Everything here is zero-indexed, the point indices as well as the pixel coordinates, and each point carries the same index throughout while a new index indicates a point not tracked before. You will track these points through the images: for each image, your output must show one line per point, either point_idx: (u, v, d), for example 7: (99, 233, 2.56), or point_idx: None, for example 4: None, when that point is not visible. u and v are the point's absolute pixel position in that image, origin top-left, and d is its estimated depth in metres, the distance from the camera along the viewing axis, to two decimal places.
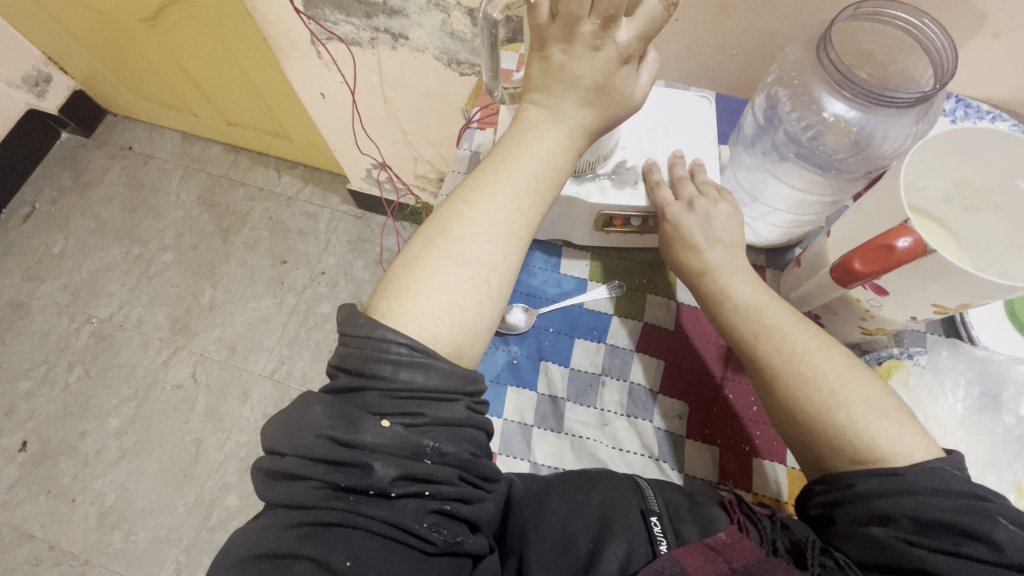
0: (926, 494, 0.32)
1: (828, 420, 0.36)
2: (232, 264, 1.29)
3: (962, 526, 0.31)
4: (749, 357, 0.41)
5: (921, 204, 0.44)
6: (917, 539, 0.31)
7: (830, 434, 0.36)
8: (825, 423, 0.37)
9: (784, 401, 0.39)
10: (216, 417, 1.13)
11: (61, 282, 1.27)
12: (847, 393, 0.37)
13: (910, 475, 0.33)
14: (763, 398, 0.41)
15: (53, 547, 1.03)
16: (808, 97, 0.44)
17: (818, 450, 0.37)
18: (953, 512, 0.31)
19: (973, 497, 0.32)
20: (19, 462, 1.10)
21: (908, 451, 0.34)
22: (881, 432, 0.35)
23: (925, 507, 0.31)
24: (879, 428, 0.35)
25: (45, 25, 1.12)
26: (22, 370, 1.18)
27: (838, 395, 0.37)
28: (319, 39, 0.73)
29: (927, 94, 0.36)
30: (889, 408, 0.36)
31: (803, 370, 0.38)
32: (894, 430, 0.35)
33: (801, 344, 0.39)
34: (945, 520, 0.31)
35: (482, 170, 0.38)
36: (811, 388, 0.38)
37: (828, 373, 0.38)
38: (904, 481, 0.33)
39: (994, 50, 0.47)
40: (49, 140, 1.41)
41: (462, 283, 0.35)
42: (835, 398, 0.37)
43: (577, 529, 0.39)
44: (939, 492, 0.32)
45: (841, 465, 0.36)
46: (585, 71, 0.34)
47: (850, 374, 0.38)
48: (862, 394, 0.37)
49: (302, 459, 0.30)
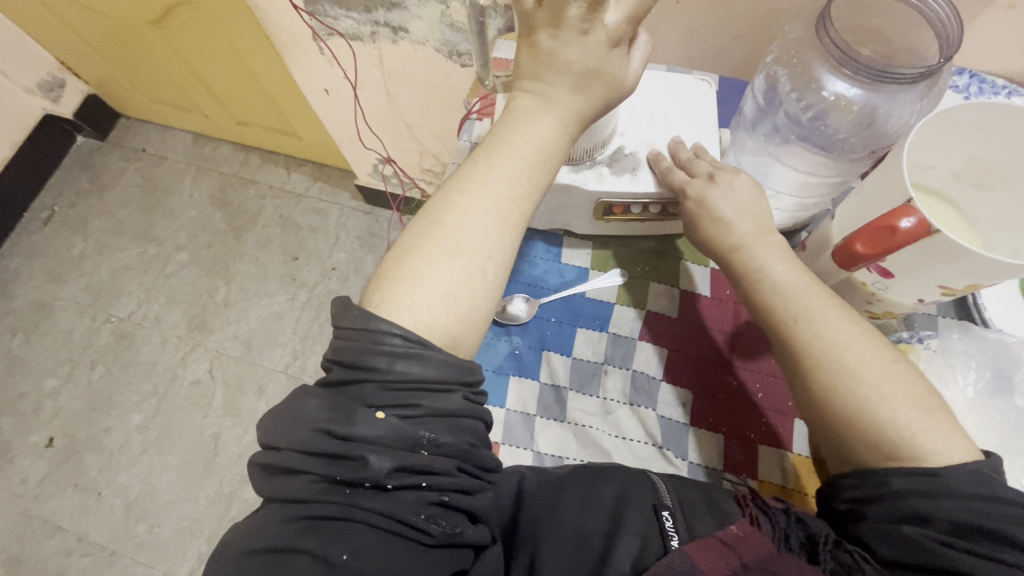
0: (967, 497, 0.32)
1: (869, 415, 0.35)
2: (246, 262, 1.31)
3: (1001, 532, 0.30)
4: (782, 339, 0.40)
5: (931, 183, 0.43)
6: (952, 541, 0.31)
7: (869, 429, 0.35)
8: (863, 418, 0.35)
9: (820, 387, 0.37)
10: (233, 412, 1.16)
11: (81, 283, 1.31)
12: (889, 389, 0.36)
13: (952, 477, 0.32)
14: None
15: (82, 539, 1.07)
16: (808, 77, 0.43)
17: (852, 445, 0.36)
18: (992, 517, 0.31)
19: (1012, 504, 0.31)
20: (47, 457, 1.14)
21: (949, 452, 0.34)
22: (922, 430, 0.34)
23: (965, 511, 0.31)
24: (922, 426, 0.34)
25: (56, 29, 1.14)
26: (48, 369, 1.22)
27: (880, 390, 0.36)
28: (320, 36, 0.74)
29: (931, 69, 0.35)
30: (932, 407, 0.35)
31: (845, 359, 0.37)
32: (935, 430, 0.34)
33: (840, 328, 0.38)
34: (983, 525, 0.31)
35: (475, 159, 0.38)
36: (852, 379, 0.36)
37: (873, 366, 0.37)
38: (944, 483, 0.32)
39: (1008, 21, 0.45)
40: (66, 144, 1.44)
41: (455, 272, 0.35)
42: (876, 393, 0.36)
43: (592, 526, 0.39)
44: (980, 496, 0.31)
45: (875, 461, 0.35)
46: (575, 56, 0.34)
47: (893, 368, 0.37)
48: (905, 391, 0.36)
49: (298, 453, 0.30)
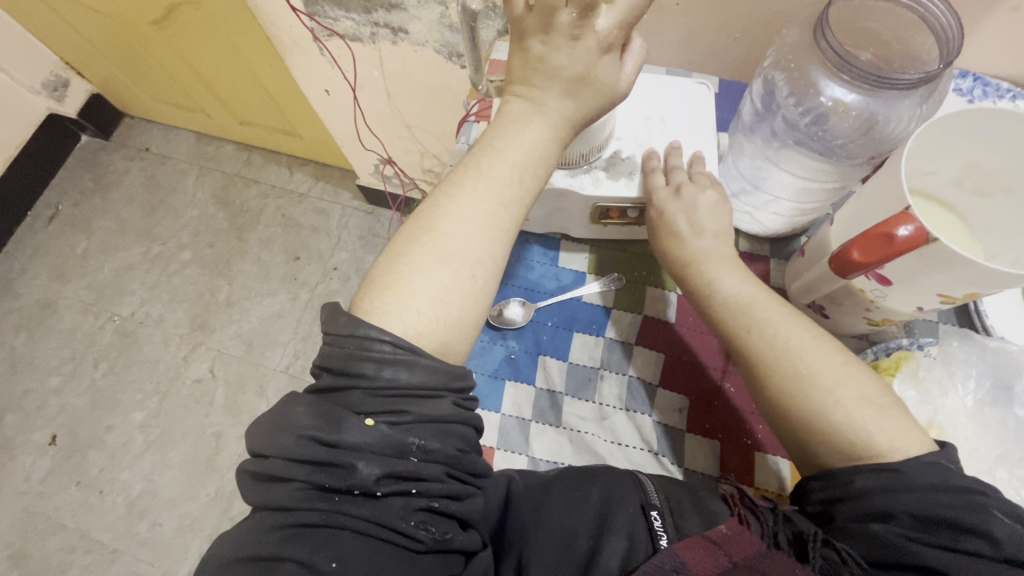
0: (924, 490, 0.31)
1: (824, 418, 0.35)
2: (248, 261, 1.31)
3: (960, 522, 0.30)
4: (740, 352, 0.40)
5: (931, 189, 0.42)
6: (918, 536, 0.31)
7: (826, 432, 0.35)
8: (820, 422, 0.35)
9: (776, 398, 0.37)
10: (235, 411, 1.16)
11: (85, 281, 1.31)
12: (843, 391, 0.35)
13: (909, 471, 0.32)
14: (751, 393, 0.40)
15: (84, 536, 1.08)
16: (806, 81, 0.42)
17: (814, 448, 0.36)
18: (953, 509, 0.30)
19: (971, 492, 0.31)
20: (51, 454, 1.15)
21: (907, 446, 0.33)
22: (879, 429, 0.34)
23: (925, 503, 0.31)
24: (877, 425, 0.34)
25: (60, 29, 1.15)
26: (52, 367, 1.23)
27: (835, 393, 0.35)
28: (319, 36, 0.74)
29: (931, 75, 0.35)
30: (886, 405, 0.35)
31: (798, 367, 0.37)
32: (892, 427, 0.34)
33: (795, 340, 0.38)
34: (943, 516, 0.30)
35: (465, 163, 0.38)
36: (807, 386, 0.36)
37: (825, 371, 0.36)
38: (903, 478, 0.32)
39: (1012, 24, 0.45)
40: (70, 143, 1.45)
41: (445, 278, 0.34)
42: (832, 396, 0.35)
43: (577, 527, 0.38)
44: (938, 488, 0.31)
45: (837, 463, 0.35)
46: (565, 62, 0.33)
47: (846, 370, 0.37)
48: (858, 392, 0.36)
49: (286, 460, 0.30)
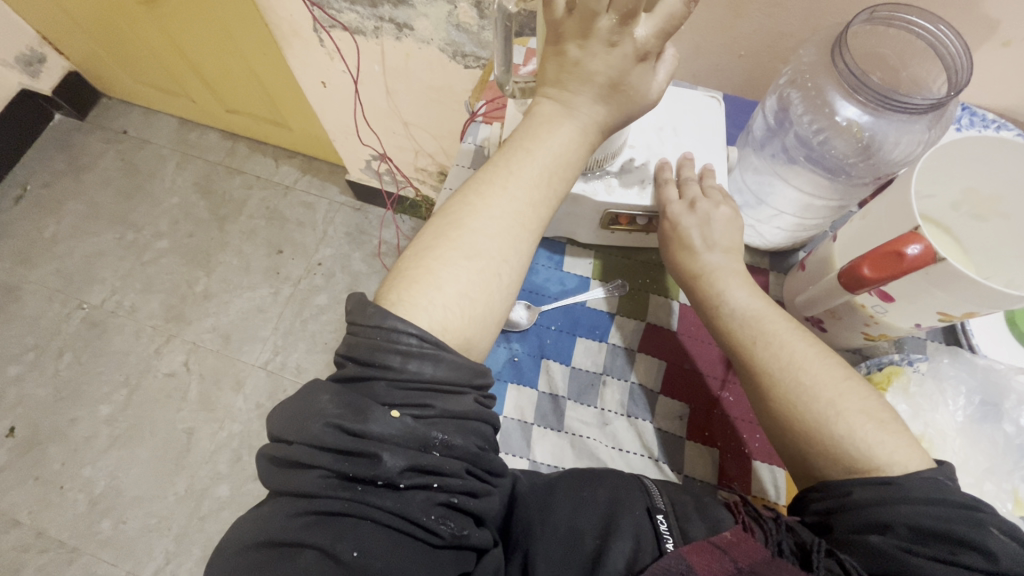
0: (923, 503, 0.32)
1: (825, 429, 0.36)
2: (229, 253, 1.27)
3: (957, 534, 0.30)
4: (744, 364, 0.41)
5: (930, 211, 0.44)
6: (916, 548, 0.31)
7: (827, 443, 0.36)
8: (822, 433, 0.36)
9: (776, 408, 0.38)
10: (209, 406, 1.12)
11: (53, 266, 1.25)
12: (845, 403, 0.36)
13: (905, 484, 0.32)
14: (753, 404, 0.40)
15: (40, 534, 1.02)
16: (821, 100, 0.43)
17: (812, 459, 0.37)
18: (948, 521, 0.31)
19: (969, 508, 0.31)
20: (7, 447, 1.09)
21: (904, 460, 0.34)
22: (878, 441, 0.35)
23: (923, 516, 0.31)
24: (876, 438, 0.35)
25: (41, 3, 1.10)
26: (12, 355, 1.17)
27: (836, 406, 0.36)
28: (322, 26, 0.72)
29: (941, 100, 0.36)
30: (886, 419, 0.36)
31: (800, 378, 0.38)
32: (891, 441, 0.35)
33: (799, 353, 0.39)
34: (941, 528, 0.31)
35: (494, 162, 0.38)
36: (808, 397, 0.37)
37: (826, 383, 0.37)
38: (901, 490, 0.32)
39: (1003, 59, 0.47)
40: (43, 121, 1.39)
41: (472, 275, 0.35)
42: (833, 407, 0.36)
43: (583, 526, 0.38)
44: (936, 502, 0.31)
45: (836, 474, 0.36)
46: (600, 67, 0.34)
47: (847, 384, 0.38)
48: (858, 405, 0.36)
49: (308, 448, 0.30)
